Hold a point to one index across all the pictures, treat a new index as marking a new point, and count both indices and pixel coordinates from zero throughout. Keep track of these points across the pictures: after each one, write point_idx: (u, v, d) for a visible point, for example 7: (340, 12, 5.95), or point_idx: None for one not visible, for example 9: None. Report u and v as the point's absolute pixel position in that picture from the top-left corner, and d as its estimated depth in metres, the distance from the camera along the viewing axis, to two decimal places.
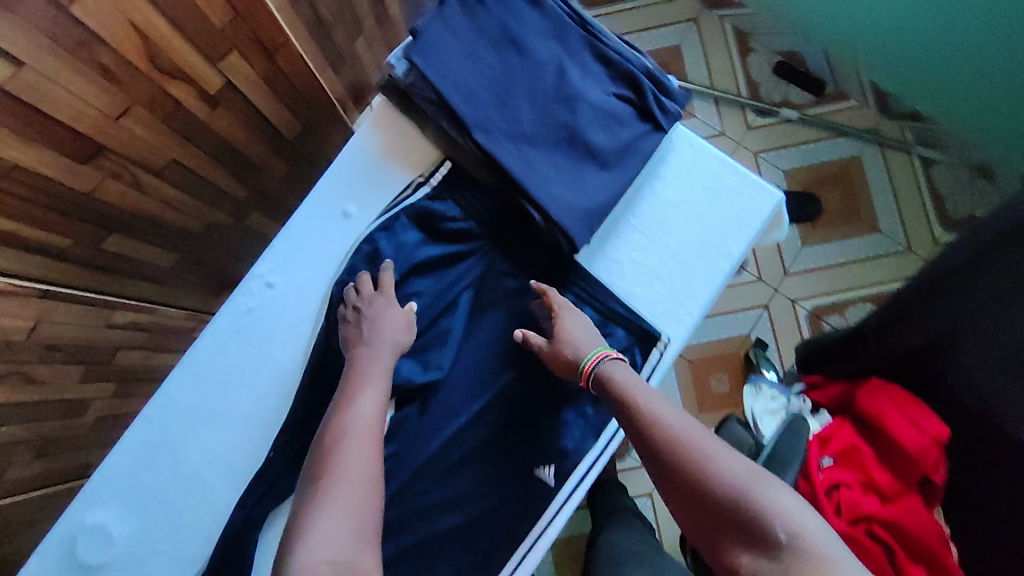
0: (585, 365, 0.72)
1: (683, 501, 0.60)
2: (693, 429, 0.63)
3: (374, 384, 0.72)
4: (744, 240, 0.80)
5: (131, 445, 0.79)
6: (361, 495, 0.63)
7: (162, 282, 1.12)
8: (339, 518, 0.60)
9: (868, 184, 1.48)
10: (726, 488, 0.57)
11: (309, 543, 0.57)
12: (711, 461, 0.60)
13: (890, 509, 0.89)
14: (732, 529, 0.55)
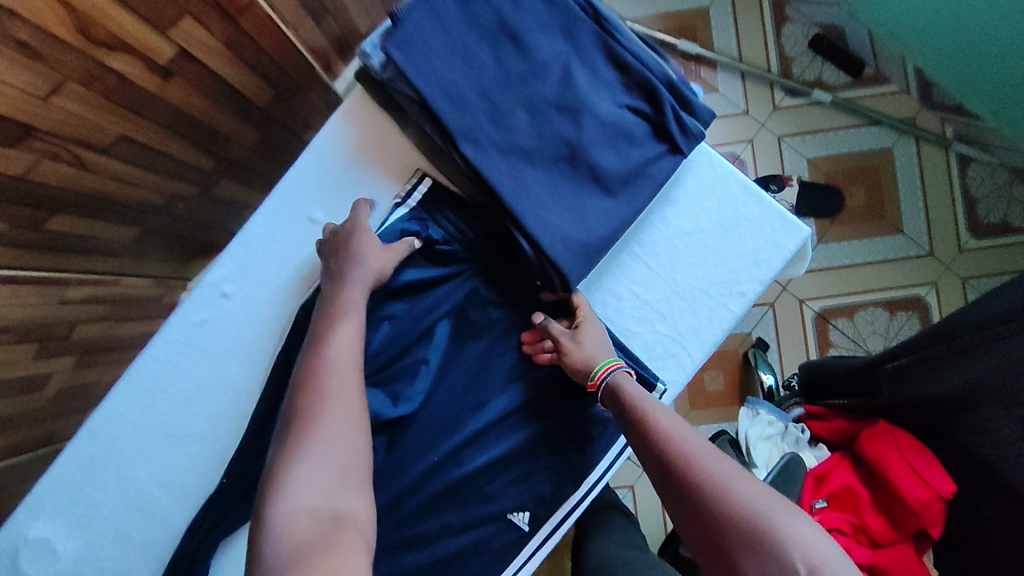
0: (595, 375, 0.65)
1: (691, 511, 0.54)
2: (702, 441, 0.58)
3: (349, 310, 0.64)
4: (760, 280, 0.72)
5: (75, 459, 0.72)
6: (345, 429, 0.56)
7: (121, 254, 1.04)
8: (320, 458, 0.53)
9: (896, 179, 1.37)
10: (743, 505, 0.52)
11: (286, 493, 0.50)
12: (725, 474, 0.54)
13: (880, 557, 0.84)
14: (749, 550, 0.50)
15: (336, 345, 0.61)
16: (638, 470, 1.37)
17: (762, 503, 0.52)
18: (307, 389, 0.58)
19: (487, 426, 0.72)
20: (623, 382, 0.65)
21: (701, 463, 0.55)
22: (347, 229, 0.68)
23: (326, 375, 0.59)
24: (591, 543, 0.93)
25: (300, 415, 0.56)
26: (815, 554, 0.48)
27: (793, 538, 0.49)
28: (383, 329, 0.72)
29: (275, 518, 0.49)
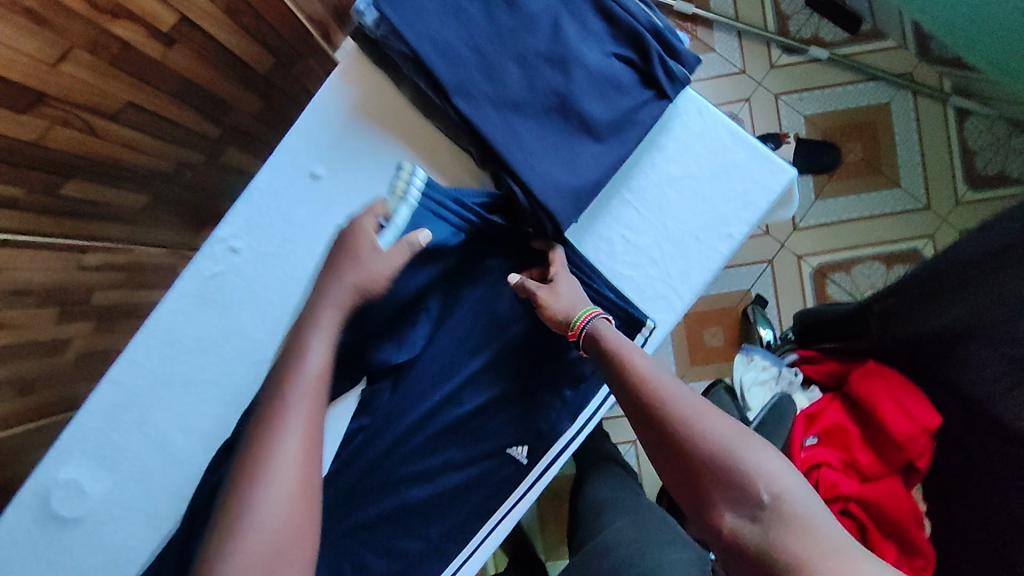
0: (574, 324, 0.68)
1: (666, 450, 0.56)
2: (677, 386, 0.60)
3: (317, 350, 0.61)
4: (748, 222, 0.74)
5: (98, 406, 0.77)
6: (298, 487, 0.55)
7: (134, 222, 1.08)
8: (263, 512, 0.53)
9: (893, 134, 1.38)
10: (715, 444, 0.54)
11: (240, 538, 0.52)
12: (698, 416, 0.56)
13: (868, 489, 0.88)
14: (721, 485, 0.53)
15: (306, 386, 0.59)
16: None
17: (733, 442, 0.54)
18: (273, 424, 0.57)
19: (488, 367, 0.76)
20: (603, 331, 0.67)
21: (675, 406, 0.57)
22: (348, 243, 0.66)
23: (290, 414, 0.57)
24: (590, 493, 0.99)
25: (255, 454, 0.55)
26: (781, 489, 0.51)
27: (761, 474, 0.52)
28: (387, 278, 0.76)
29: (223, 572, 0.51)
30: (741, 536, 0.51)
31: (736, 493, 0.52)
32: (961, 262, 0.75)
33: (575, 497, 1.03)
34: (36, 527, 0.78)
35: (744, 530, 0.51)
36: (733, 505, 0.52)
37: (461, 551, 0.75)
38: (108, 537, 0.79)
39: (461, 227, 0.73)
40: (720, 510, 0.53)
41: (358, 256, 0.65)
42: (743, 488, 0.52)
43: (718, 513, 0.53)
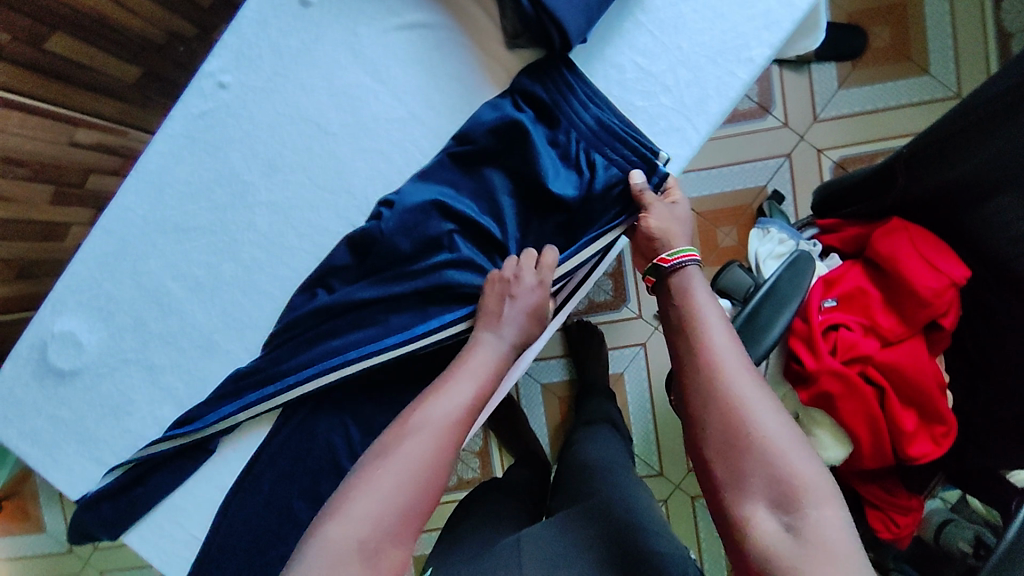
0: (665, 257, 0.66)
1: (718, 421, 0.55)
2: (747, 366, 0.58)
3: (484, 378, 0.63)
4: (769, 43, 0.69)
5: (93, 253, 0.75)
6: (424, 484, 0.56)
7: (127, 100, 1.05)
8: (379, 490, 0.54)
9: (923, 17, 1.29)
10: (764, 437, 0.53)
11: (344, 516, 0.52)
12: (756, 405, 0.55)
13: (889, 354, 0.84)
14: (757, 472, 0.52)
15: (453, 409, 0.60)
16: (650, 329, 1.36)
17: (784, 441, 0.53)
18: (407, 436, 0.58)
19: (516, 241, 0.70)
20: (689, 276, 0.65)
21: (738, 387, 0.57)
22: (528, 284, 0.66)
23: (428, 433, 0.58)
24: (580, 450, 0.89)
25: (393, 454, 0.56)
26: (822, 508, 0.50)
27: (805, 484, 0.51)
28: (383, 111, 0.73)
29: (321, 537, 0.51)
30: (762, 530, 0.50)
31: (772, 492, 0.51)
32: (995, 94, 0.67)
33: (562, 458, 0.92)
34: (36, 380, 0.77)
35: (770, 531, 0.50)
36: (768, 501, 0.51)
37: None
38: (104, 391, 0.77)
39: (564, 134, 0.70)
40: (748, 501, 0.52)
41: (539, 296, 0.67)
42: (780, 489, 0.51)
43: (746, 503, 0.52)
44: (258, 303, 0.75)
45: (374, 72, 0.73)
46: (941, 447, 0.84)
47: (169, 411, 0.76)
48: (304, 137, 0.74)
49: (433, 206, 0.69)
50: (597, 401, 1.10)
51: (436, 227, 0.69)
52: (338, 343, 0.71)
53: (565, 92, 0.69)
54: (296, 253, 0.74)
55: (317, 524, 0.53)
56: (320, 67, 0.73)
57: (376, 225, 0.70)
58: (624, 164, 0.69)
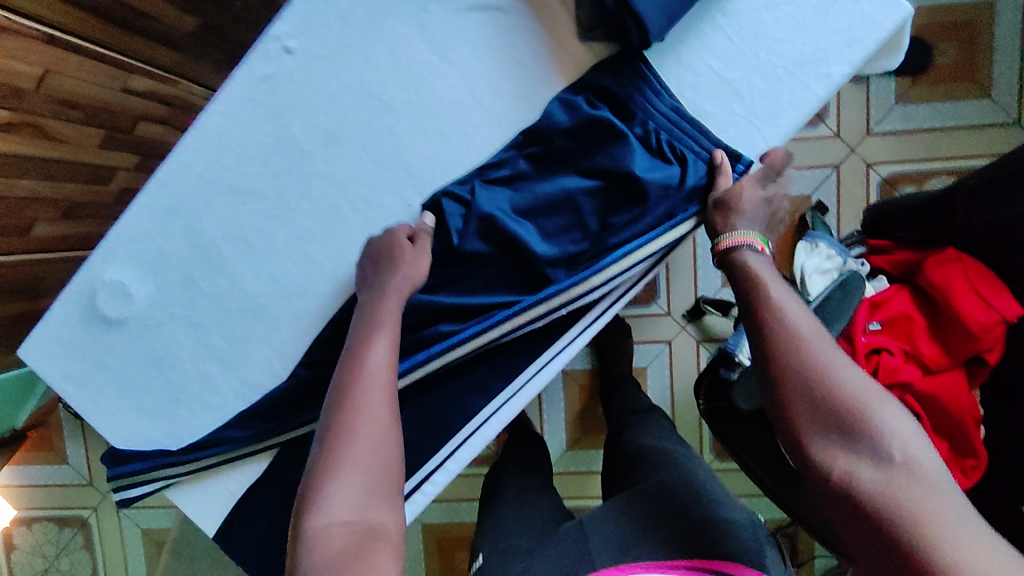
0: (726, 237, 0.64)
1: (802, 393, 0.54)
2: (820, 328, 0.57)
3: (388, 329, 0.65)
4: (850, 61, 0.67)
5: (147, 207, 0.75)
6: (386, 446, 0.58)
7: (181, 50, 1.04)
8: (350, 471, 0.55)
9: (994, 37, 1.25)
10: (850, 397, 0.53)
11: (321, 509, 0.53)
12: (838, 366, 0.54)
13: (928, 382, 0.84)
14: (847, 432, 0.52)
15: (378, 368, 0.62)
16: (677, 327, 1.36)
17: (871, 398, 0.53)
18: (347, 403, 0.59)
19: (598, 238, 0.70)
20: (746, 258, 0.63)
21: (818, 351, 0.56)
22: (410, 252, 0.69)
23: (365, 392, 0.60)
24: (631, 439, 0.93)
25: (339, 434, 0.57)
26: (915, 452, 0.51)
27: (894, 433, 0.51)
28: (450, 93, 0.72)
29: (308, 533, 0.53)
30: (861, 483, 0.51)
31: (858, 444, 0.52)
32: None
33: (613, 446, 0.97)
34: (83, 325, 0.78)
35: (866, 480, 0.50)
36: (856, 453, 0.52)
37: (503, 390, 0.75)
38: (151, 343, 0.78)
39: (644, 126, 0.69)
40: (836, 458, 0.52)
41: (426, 256, 0.70)
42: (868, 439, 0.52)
43: (833, 459, 0.52)
44: (307, 272, 0.76)
45: (442, 51, 0.71)
46: (969, 479, 0.84)
47: (213, 368, 0.78)
48: (366, 111, 0.73)
49: (508, 208, 0.70)
50: (618, 395, 1.13)
51: (518, 230, 0.69)
52: (417, 338, 0.72)
53: (640, 85, 0.68)
54: (350, 227, 0.74)
55: (299, 526, 0.54)
56: (388, 41, 0.71)
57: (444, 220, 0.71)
58: (710, 154, 0.69)
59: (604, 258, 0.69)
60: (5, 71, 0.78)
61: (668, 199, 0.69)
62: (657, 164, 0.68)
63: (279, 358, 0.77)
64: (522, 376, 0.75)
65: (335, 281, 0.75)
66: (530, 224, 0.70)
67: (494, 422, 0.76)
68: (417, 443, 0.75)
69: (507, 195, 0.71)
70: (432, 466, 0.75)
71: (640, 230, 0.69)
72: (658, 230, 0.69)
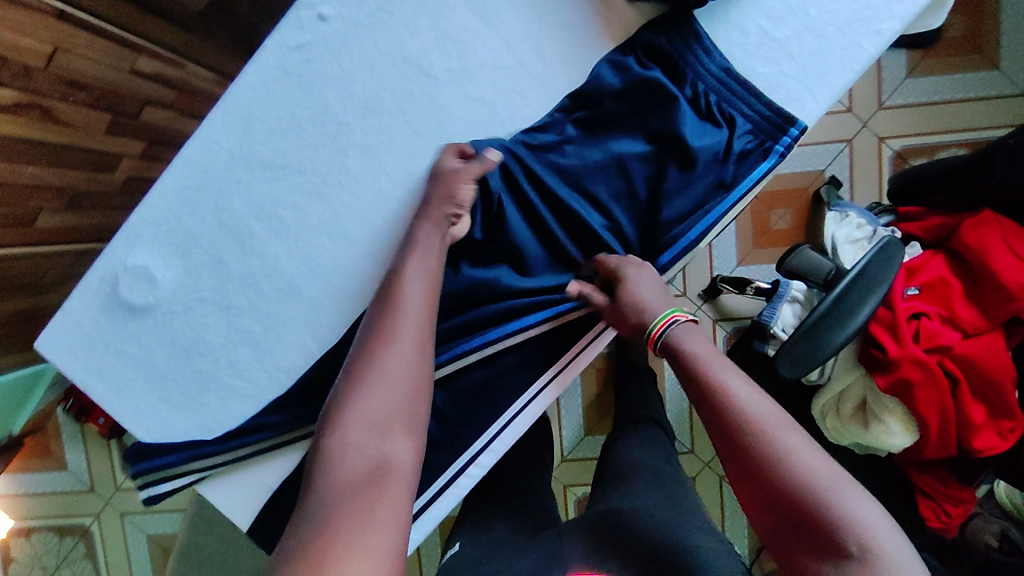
0: (652, 332, 0.64)
1: (757, 494, 0.51)
2: (773, 411, 0.54)
3: (433, 257, 0.64)
4: (900, 17, 0.67)
5: (174, 186, 0.72)
6: (412, 380, 0.58)
7: (190, 32, 1.00)
8: (369, 396, 0.56)
9: (1000, 9, 1.26)
10: (802, 488, 0.48)
11: (339, 429, 0.55)
12: (788, 453, 0.50)
13: (967, 345, 0.84)
14: (805, 530, 0.48)
15: (414, 297, 0.62)
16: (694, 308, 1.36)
17: (826, 482, 0.48)
18: (379, 332, 0.60)
19: (647, 207, 0.70)
20: (679, 342, 0.62)
21: (768, 437, 0.52)
22: (456, 167, 0.66)
23: (397, 325, 0.60)
24: (622, 446, 0.93)
25: (369, 359, 0.58)
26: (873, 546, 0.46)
27: (852, 522, 0.46)
28: (492, 59, 0.70)
29: (323, 452, 0.54)
30: None
31: (816, 544, 0.47)
32: None
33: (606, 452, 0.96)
34: (105, 313, 0.74)
35: None
36: (814, 550, 0.47)
37: (552, 364, 0.73)
38: (178, 330, 0.74)
39: (695, 88, 0.68)
40: (806, 563, 0.48)
41: (468, 176, 0.66)
42: (823, 537, 0.47)
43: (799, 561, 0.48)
44: (345, 249, 0.73)
45: (484, 15, 0.69)
46: (1005, 441, 0.85)
47: (246, 354, 0.74)
48: (405, 79, 0.70)
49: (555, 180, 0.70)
50: (638, 376, 1.12)
51: (570, 204, 0.70)
52: (474, 316, 0.71)
53: (691, 44, 0.67)
54: (390, 203, 0.72)
55: (320, 440, 0.56)
56: (427, 7, 0.69)
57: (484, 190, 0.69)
58: (758, 117, 0.68)
59: (669, 251, 0.70)
60: (16, 47, 0.74)
61: (714, 166, 0.68)
62: (708, 130, 0.68)
63: (316, 339, 0.74)
64: (566, 356, 0.73)
65: (375, 257, 0.73)
66: (588, 195, 0.71)
67: (541, 401, 0.73)
68: (466, 423, 0.73)
69: (552, 165, 0.70)
70: (478, 447, 0.73)
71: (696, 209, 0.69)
72: (717, 213, 0.68)
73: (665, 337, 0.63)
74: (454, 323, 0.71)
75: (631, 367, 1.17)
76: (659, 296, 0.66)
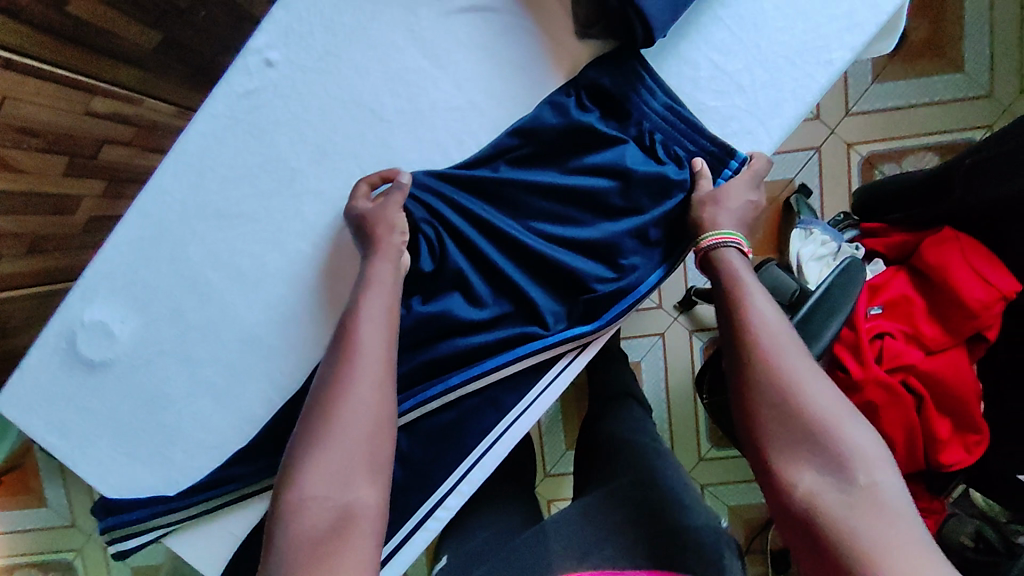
0: (707, 238, 0.65)
1: (771, 410, 0.56)
2: (795, 344, 0.59)
3: (387, 292, 0.64)
4: (852, 46, 0.66)
5: (128, 238, 0.70)
6: (371, 422, 0.58)
7: (145, 69, 0.99)
8: (334, 442, 0.56)
9: (963, 13, 1.27)
10: (817, 416, 0.54)
11: (300, 481, 0.55)
12: (808, 383, 0.56)
13: (930, 362, 0.84)
14: (811, 448, 0.54)
15: (369, 339, 0.61)
16: (669, 319, 1.38)
17: (835, 415, 0.54)
18: (337, 376, 0.59)
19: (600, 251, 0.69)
20: (730, 260, 0.64)
21: (790, 366, 0.57)
22: (371, 208, 0.66)
23: (353, 369, 0.59)
24: (608, 424, 1.03)
25: (327, 406, 0.58)
26: (873, 475, 0.51)
27: (859, 455, 0.52)
28: (444, 100, 0.69)
29: (285, 504, 0.54)
30: (817, 497, 0.52)
31: (820, 463, 0.53)
32: None
33: (589, 431, 1.06)
34: (66, 368, 0.73)
35: (823, 497, 0.51)
36: (817, 470, 0.53)
37: (516, 406, 0.72)
38: (140, 383, 0.73)
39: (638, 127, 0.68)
40: (803, 479, 0.53)
41: (394, 206, 0.66)
42: (830, 459, 0.53)
43: (798, 478, 0.53)
44: (305, 297, 0.72)
45: (434, 56, 0.68)
46: (971, 455, 0.85)
47: (209, 405, 0.73)
48: (356, 123, 0.69)
49: (500, 227, 0.69)
50: (613, 394, 1.11)
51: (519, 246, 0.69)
52: (433, 355, 0.70)
53: (637, 86, 0.67)
54: (348, 248, 0.71)
55: (281, 492, 0.55)
56: (375, 50, 0.68)
57: (433, 236, 0.69)
58: (704, 152, 0.68)
59: (627, 295, 0.69)
60: None
61: (659, 205, 0.68)
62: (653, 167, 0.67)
63: (277, 389, 0.73)
64: (527, 394, 0.72)
65: (335, 303, 0.72)
66: (537, 236, 0.70)
67: (507, 440, 0.73)
68: (433, 463, 0.72)
69: (497, 210, 0.70)
70: (445, 489, 0.72)
71: (649, 255, 0.70)
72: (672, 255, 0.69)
73: (711, 252, 0.65)
74: (414, 365, 0.71)
75: (605, 383, 1.18)
76: (744, 207, 0.66)
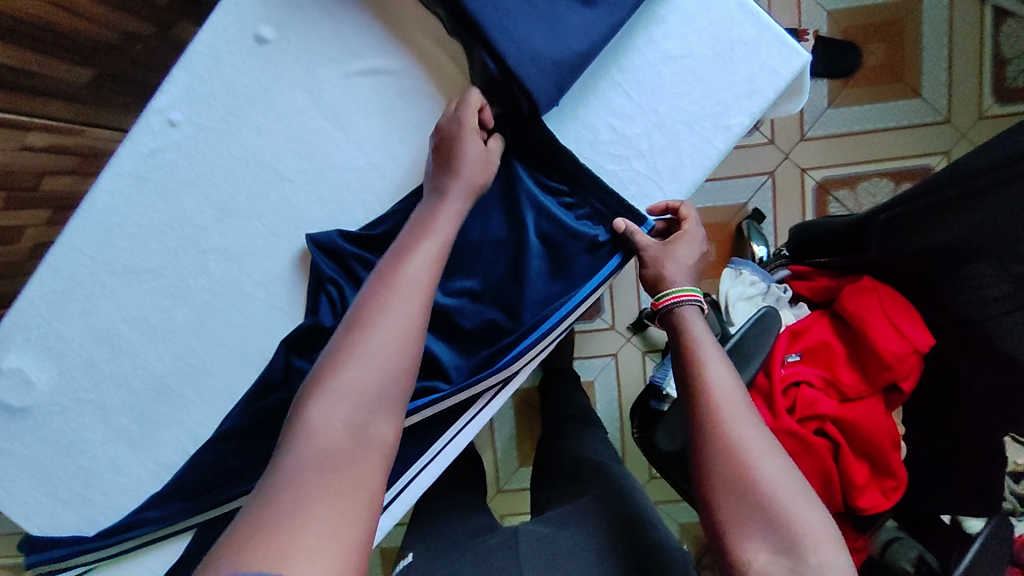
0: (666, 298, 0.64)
1: (724, 479, 0.52)
2: (748, 410, 0.56)
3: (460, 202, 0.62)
4: (750, 111, 0.67)
5: (39, 292, 0.72)
6: (414, 334, 0.53)
7: (81, 101, 1.00)
8: (371, 355, 0.51)
9: (922, 37, 1.25)
10: (766, 488, 0.51)
11: (322, 395, 0.49)
12: (762, 452, 0.53)
13: (845, 410, 0.85)
14: (762, 524, 0.50)
15: (426, 256, 0.57)
16: (622, 340, 1.39)
17: (789, 486, 0.51)
18: (389, 284, 0.55)
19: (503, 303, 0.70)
20: (688, 319, 0.62)
21: (744, 433, 0.54)
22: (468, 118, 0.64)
23: (407, 278, 0.55)
24: (560, 447, 1.04)
25: (372, 312, 0.53)
26: (824, 556, 0.48)
27: (809, 534, 0.49)
28: (347, 161, 0.70)
29: (302, 421, 0.48)
30: None
31: (772, 541, 0.49)
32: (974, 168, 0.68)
33: (548, 450, 1.06)
34: None
35: None
36: (769, 550, 0.49)
37: (419, 458, 0.71)
38: (57, 430, 0.75)
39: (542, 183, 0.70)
40: (754, 558, 0.49)
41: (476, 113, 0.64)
42: (781, 536, 0.49)
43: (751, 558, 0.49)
44: (213, 349, 0.74)
45: (335, 118, 0.69)
46: (888, 499, 0.85)
47: (125, 452, 0.75)
48: (260, 182, 0.70)
49: None
50: (555, 422, 1.12)
51: None
52: None
53: (534, 150, 0.68)
54: (253, 302, 0.73)
55: (298, 408, 0.49)
56: (277, 111, 0.69)
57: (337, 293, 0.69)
58: (604, 208, 0.69)
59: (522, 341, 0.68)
60: None
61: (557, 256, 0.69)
62: (554, 216, 0.69)
63: (191, 436, 0.75)
64: (432, 447, 0.71)
65: (241, 354, 0.74)
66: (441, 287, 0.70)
67: (409, 494, 0.71)
68: None
69: None
70: None
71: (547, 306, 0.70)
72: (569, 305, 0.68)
73: (671, 310, 0.63)
74: None
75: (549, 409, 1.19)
76: (689, 267, 0.66)
